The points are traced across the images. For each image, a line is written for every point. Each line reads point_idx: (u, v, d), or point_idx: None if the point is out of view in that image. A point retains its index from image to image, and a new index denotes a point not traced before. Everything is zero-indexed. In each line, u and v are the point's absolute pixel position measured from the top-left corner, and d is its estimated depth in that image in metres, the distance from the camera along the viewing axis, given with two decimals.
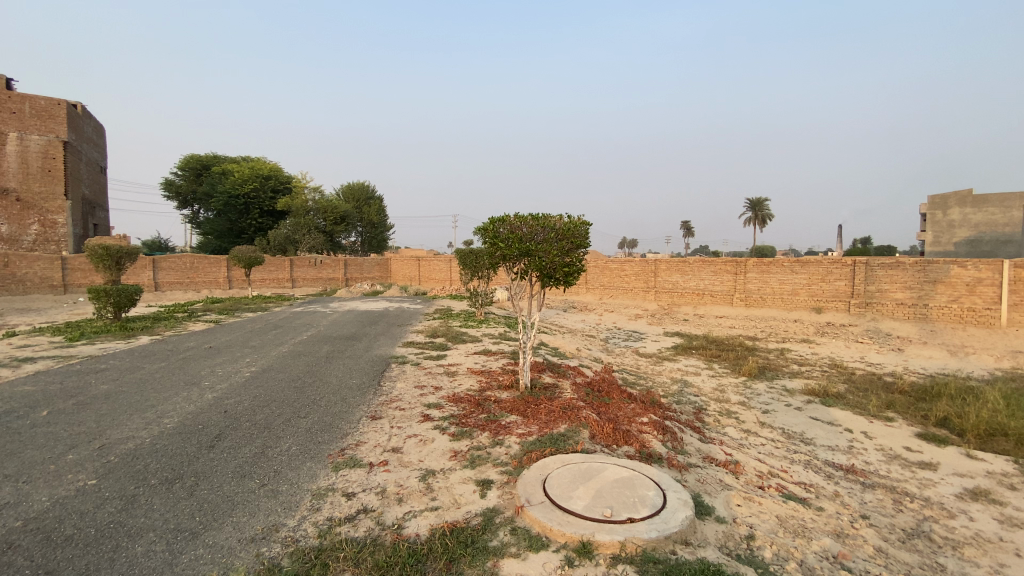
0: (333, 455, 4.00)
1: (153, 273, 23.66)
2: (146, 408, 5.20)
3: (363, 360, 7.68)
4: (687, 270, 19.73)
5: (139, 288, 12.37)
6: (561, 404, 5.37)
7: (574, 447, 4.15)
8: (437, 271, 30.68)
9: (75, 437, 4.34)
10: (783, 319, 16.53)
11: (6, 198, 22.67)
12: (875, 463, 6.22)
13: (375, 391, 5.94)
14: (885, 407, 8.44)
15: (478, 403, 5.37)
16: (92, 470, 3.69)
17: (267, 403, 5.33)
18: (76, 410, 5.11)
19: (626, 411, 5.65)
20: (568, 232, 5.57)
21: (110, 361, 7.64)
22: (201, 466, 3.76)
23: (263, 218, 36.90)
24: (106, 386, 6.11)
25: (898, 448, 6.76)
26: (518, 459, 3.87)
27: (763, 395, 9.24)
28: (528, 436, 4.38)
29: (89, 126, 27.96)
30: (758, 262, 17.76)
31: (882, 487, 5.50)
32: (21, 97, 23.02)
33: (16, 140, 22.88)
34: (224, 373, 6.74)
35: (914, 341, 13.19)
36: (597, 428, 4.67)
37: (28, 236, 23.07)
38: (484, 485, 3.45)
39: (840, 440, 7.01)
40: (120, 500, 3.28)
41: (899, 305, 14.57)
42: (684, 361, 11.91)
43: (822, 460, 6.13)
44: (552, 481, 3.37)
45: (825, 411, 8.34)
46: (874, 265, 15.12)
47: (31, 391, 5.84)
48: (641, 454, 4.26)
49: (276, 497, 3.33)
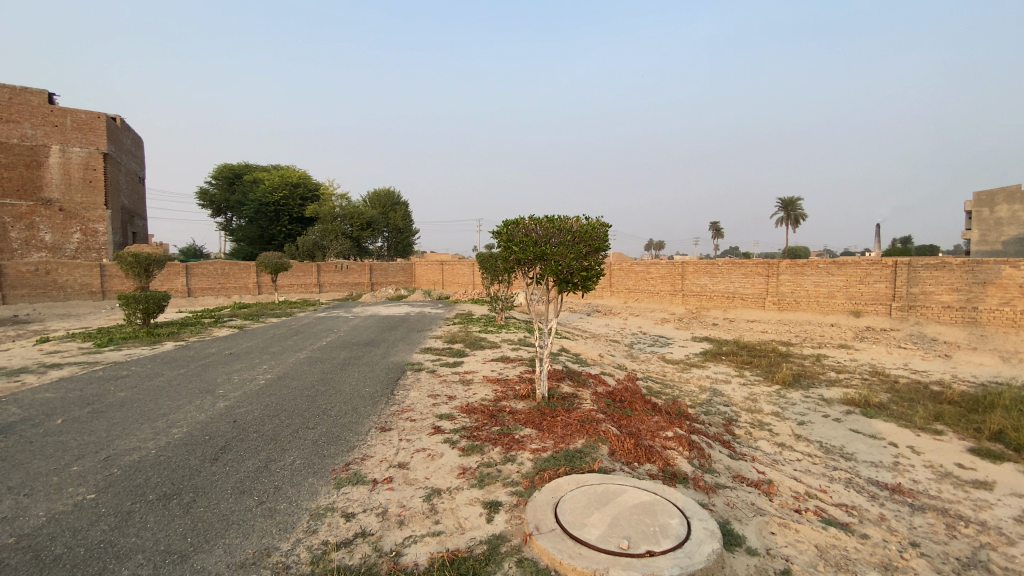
0: (337, 470, 3.82)
1: (187, 279, 24.28)
2: (157, 417, 5.14)
3: (378, 367, 7.57)
4: (716, 273, 19.10)
5: (168, 293, 12.51)
6: (579, 416, 5.07)
7: (590, 465, 3.86)
8: (460, 275, 30.63)
9: (83, 448, 4.26)
10: (819, 323, 15.79)
11: (50, 208, 23.69)
12: (924, 482, 5.70)
13: (387, 400, 5.79)
14: (933, 419, 7.84)
15: (491, 414, 5.13)
16: (92, 484, 3.57)
17: (278, 413, 5.22)
18: (90, 418, 5.08)
19: (650, 424, 5.28)
20: (586, 234, 5.33)
21: (132, 367, 7.70)
22: (201, 481, 3.61)
23: (292, 224, 37.67)
24: (123, 394, 6.08)
25: (949, 465, 6.21)
26: (530, 478, 3.62)
27: (798, 405, 8.73)
28: (542, 452, 4.12)
29: (128, 138, 29.06)
30: (792, 263, 17.06)
31: (933, 509, 5.01)
32: (63, 111, 24.01)
33: (59, 152, 23.90)
34: (240, 381, 6.68)
35: (963, 347, 12.37)
36: (617, 444, 4.37)
37: (71, 244, 24.07)
38: (491, 509, 3.20)
39: (884, 456, 6.49)
40: (115, 517, 3.12)
41: (945, 308, 13.71)
42: (714, 368, 11.44)
43: (864, 479, 5.66)
44: (565, 505, 3.10)
45: (866, 423, 7.79)
46: (917, 265, 14.32)
47: (51, 398, 5.86)
48: (665, 473, 3.95)
49: (273, 517, 3.14)
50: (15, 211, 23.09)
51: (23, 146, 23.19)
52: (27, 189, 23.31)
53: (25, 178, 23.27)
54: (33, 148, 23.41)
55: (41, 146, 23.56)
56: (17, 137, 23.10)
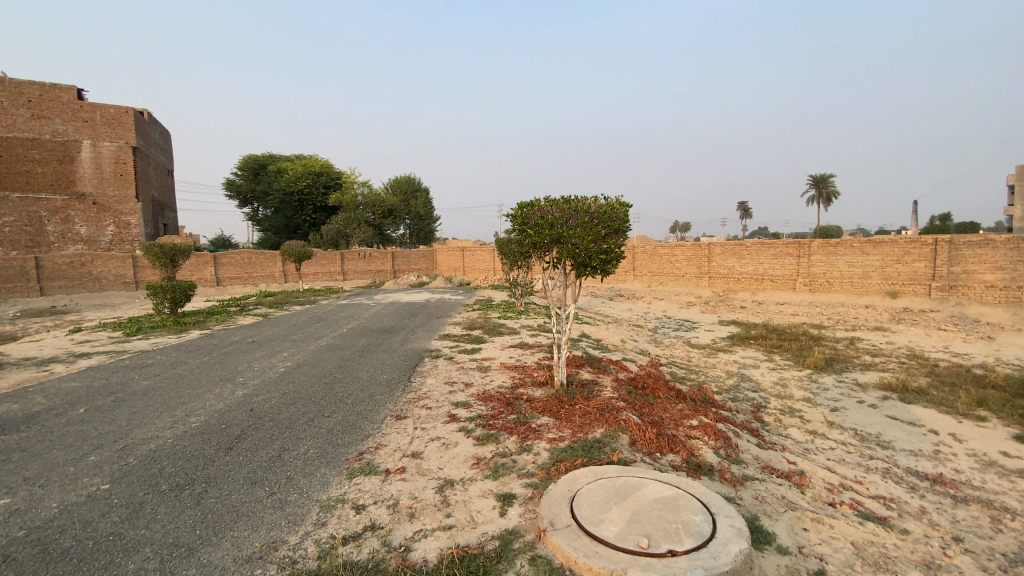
0: (349, 460, 3.74)
1: (215, 269, 24.79)
2: (176, 405, 5.18)
3: (396, 355, 7.51)
4: (744, 254, 18.52)
5: (193, 283, 12.72)
6: (598, 404, 4.90)
7: (610, 456, 3.69)
8: (482, 261, 30.56)
9: (102, 438, 4.30)
10: (852, 305, 15.17)
11: (84, 202, 24.41)
12: (967, 472, 5.36)
13: (404, 387, 5.71)
14: (976, 405, 7.40)
15: (508, 402, 5.00)
16: (107, 474, 3.58)
17: (294, 401, 5.20)
18: (112, 407, 5.14)
19: (673, 413, 5.06)
20: (604, 215, 5.10)
21: (157, 356, 7.82)
22: (213, 471, 3.58)
23: (316, 213, 38.07)
24: (146, 382, 6.18)
25: (993, 453, 5.83)
26: (546, 470, 3.48)
27: (831, 390, 8.38)
28: (559, 442, 3.97)
29: (156, 131, 29.63)
30: (824, 243, 16.39)
31: (977, 501, 4.69)
32: (92, 106, 24.50)
33: (90, 147, 24.47)
34: (260, 368, 6.73)
35: (1007, 328, 11.69)
36: (639, 433, 4.20)
37: (105, 236, 24.83)
38: (505, 502, 3.07)
39: (924, 444, 6.14)
40: (127, 508, 3.11)
41: (989, 287, 13.00)
42: (741, 352, 11.08)
43: (903, 468, 5.36)
44: (581, 500, 2.94)
45: (903, 409, 7.42)
46: (959, 243, 13.60)
47: (77, 387, 5.98)
48: (688, 464, 3.77)
49: (283, 509, 3.07)
50: (51, 205, 23.82)
51: (55, 141, 23.79)
52: (61, 184, 24.00)
53: (59, 173, 23.91)
54: (65, 143, 24.00)
55: (72, 142, 24.14)
56: (49, 133, 23.68)
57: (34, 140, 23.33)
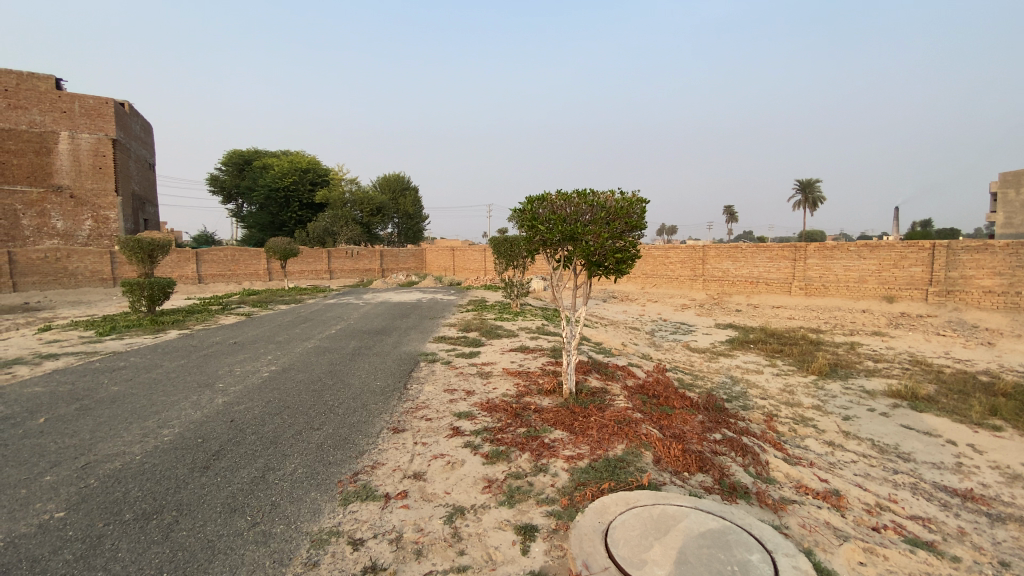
0: (342, 483, 3.30)
1: (197, 266, 24.00)
2: (147, 416, 4.67)
3: (389, 358, 7.06)
4: (739, 257, 18.35)
5: (173, 280, 12.05)
6: (614, 416, 4.50)
7: (637, 479, 3.30)
8: (472, 261, 30.18)
9: (61, 454, 3.79)
10: (849, 309, 15.03)
11: (60, 195, 23.44)
12: (995, 487, 5.07)
13: (399, 395, 5.28)
14: (990, 414, 7.15)
15: (515, 413, 4.59)
16: (64, 499, 3.09)
17: (280, 411, 4.74)
18: (76, 417, 4.62)
19: (693, 425, 4.69)
20: (621, 211, 4.68)
21: (130, 358, 7.24)
22: (186, 497, 3.11)
23: (302, 211, 37.25)
24: (116, 388, 5.63)
25: (1018, 466, 5.56)
26: (569, 496, 3.08)
27: (839, 397, 8.13)
28: (577, 461, 3.57)
29: (138, 125, 28.72)
30: (820, 247, 16.29)
31: (1016, 520, 4.38)
32: (71, 97, 23.58)
33: (68, 139, 23.52)
34: (241, 373, 6.23)
35: (1007, 334, 11.59)
36: (662, 449, 3.82)
37: (82, 231, 23.90)
38: (526, 536, 2.67)
39: (945, 456, 5.85)
40: (82, 543, 2.63)
41: (987, 293, 12.90)
42: (743, 357, 10.81)
43: (931, 483, 5.05)
44: (616, 535, 2.55)
45: (917, 418, 7.16)
46: (957, 248, 13.50)
47: (39, 393, 5.44)
48: (721, 486, 3.40)
49: (267, 545, 2.63)
50: (27, 198, 22.84)
51: (32, 132, 22.84)
52: (38, 176, 23.03)
53: (36, 164, 22.97)
54: (43, 134, 23.04)
55: (50, 133, 23.19)
56: (26, 124, 22.72)
57: (10, 131, 22.39)
